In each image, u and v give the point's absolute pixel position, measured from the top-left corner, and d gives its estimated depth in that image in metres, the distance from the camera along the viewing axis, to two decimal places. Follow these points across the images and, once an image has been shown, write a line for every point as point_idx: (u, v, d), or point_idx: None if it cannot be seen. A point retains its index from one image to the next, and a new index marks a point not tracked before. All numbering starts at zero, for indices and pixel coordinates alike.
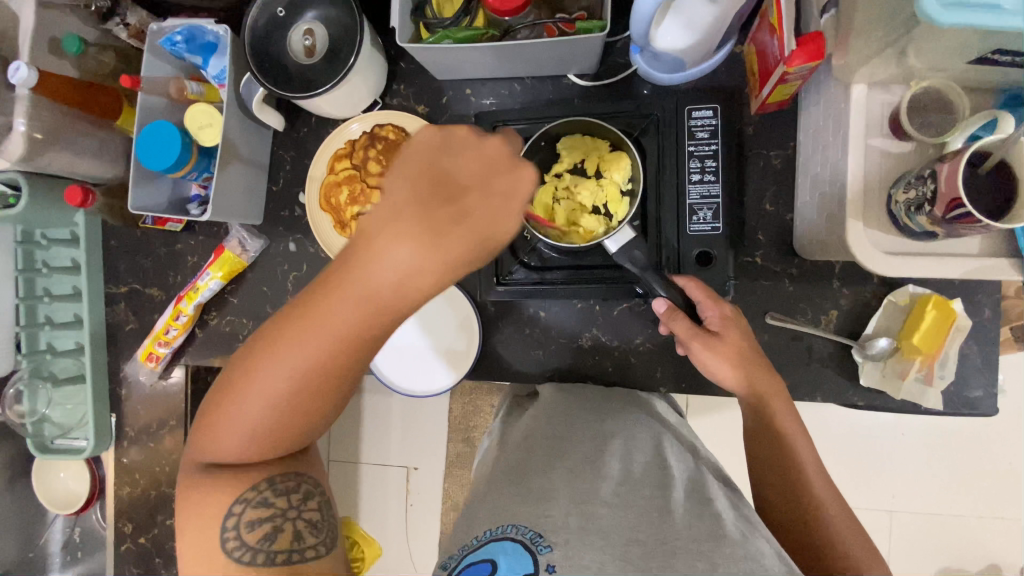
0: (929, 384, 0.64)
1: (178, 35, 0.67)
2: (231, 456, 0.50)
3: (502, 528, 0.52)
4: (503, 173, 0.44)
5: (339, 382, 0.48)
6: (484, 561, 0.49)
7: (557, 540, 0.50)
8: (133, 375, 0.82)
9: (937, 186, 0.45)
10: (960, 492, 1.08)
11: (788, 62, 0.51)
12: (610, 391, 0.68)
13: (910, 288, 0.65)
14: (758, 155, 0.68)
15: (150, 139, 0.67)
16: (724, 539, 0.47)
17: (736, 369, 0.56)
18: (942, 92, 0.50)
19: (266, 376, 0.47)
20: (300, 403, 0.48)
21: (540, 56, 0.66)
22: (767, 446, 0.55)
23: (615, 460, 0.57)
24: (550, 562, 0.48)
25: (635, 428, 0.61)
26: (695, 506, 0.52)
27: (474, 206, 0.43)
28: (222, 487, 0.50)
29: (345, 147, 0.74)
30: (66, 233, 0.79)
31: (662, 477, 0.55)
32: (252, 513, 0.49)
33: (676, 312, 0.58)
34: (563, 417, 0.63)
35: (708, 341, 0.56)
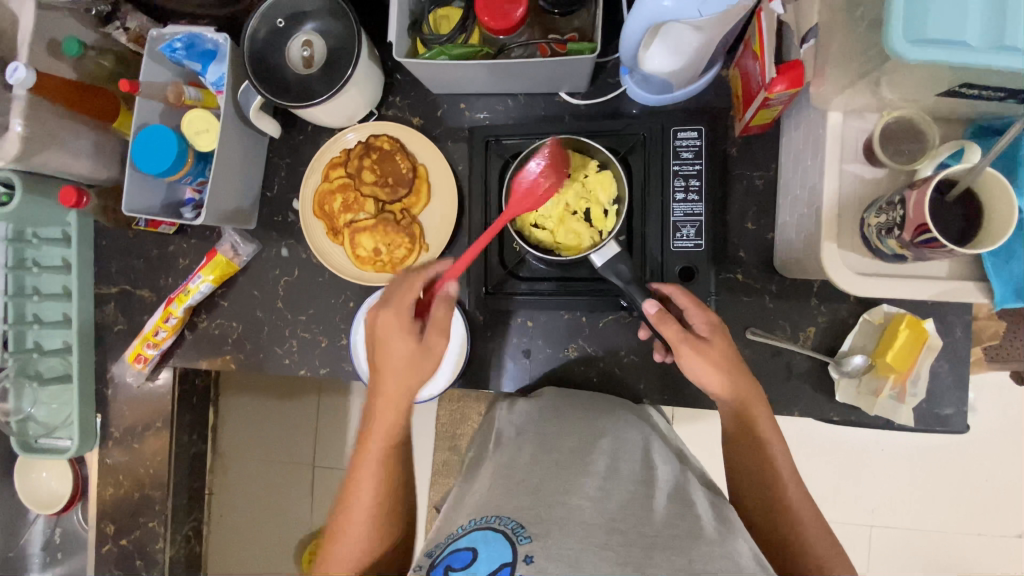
0: (902, 401, 0.65)
1: (178, 41, 0.69)
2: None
3: (485, 518, 0.52)
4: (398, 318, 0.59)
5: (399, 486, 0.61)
6: (465, 550, 0.49)
7: (537, 533, 0.49)
8: (120, 376, 0.82)
9: (905, 212, 0.47)
10: (937, 508, 1.10)
11: (771, 88, 0.53)
12: (595, 396, 0.70)
13: (884, 307, 0.67)
14: (742, 176, 0.70)
15: (146, 143, 0.68)
16: (700, 537, 0.49)
17: (722, 375, 0.57)
18: (914, 122, 0.52)
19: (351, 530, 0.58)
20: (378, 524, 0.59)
21: (532, 74, 0.68)
22: (750, 454, 0.57)
23: (602, 460, 0.59)
24: (528, 553, 0.47)
25: (624, 429, 0.64)
26: (677, 506, 0.54)
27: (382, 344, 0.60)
28: None
29: (340, 155, 0.76)
30: (58, 233, 0.80)
31: (648, 476, 0.58)
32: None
33: (665, 315, 0.57)
34: (552, 419, 0.65)
35: (697, 345, 0.57)
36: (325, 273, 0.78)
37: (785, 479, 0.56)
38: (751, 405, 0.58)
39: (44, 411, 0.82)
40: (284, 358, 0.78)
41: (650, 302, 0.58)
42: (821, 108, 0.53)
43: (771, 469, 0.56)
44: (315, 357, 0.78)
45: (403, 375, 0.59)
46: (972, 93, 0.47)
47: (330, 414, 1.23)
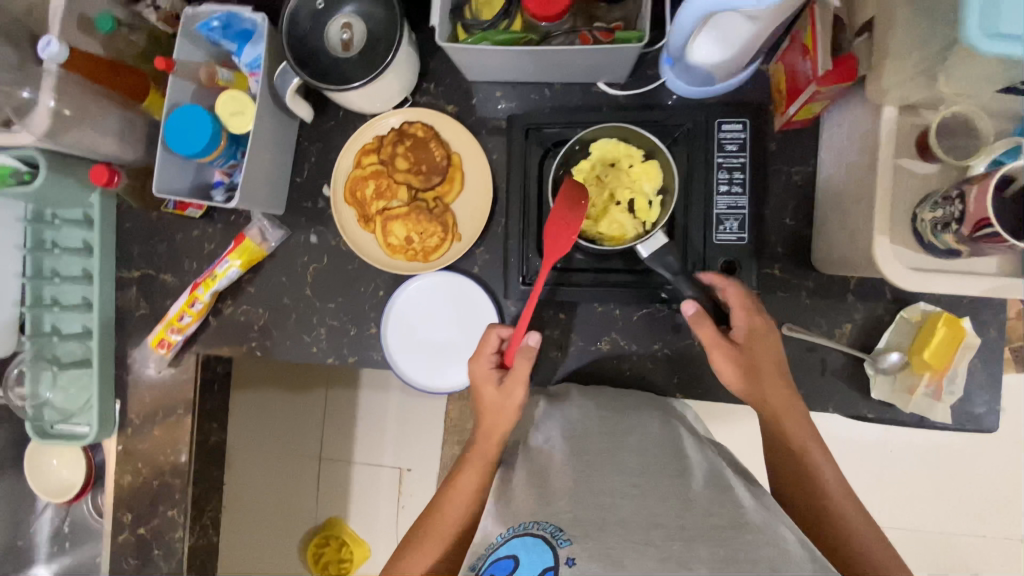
0: (938, 399, 0.65)
1: (216, 19, 0.68)
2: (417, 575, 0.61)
3: (524, 524, 0.50)
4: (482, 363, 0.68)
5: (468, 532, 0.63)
6: (506, 558, 0.46)
7: (576, 534, 0.47)
8: (141, 362, 0.80)
9: (964, 207, 0.48)
10: (947, 509, 1.11)
11: (821, 81, 0.54)
12: (625, 395, 0.69)
13: (921, 305, 0.67)
14: (780, 171, 0.70)
15: (180, 122, 0.66)
16: (745, 526, 0.47)
17: (743, 378, 0.60)
18: (968, 119, 0.52)
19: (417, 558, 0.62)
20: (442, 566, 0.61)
21: (574, 63, 0.67)
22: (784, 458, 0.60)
23: (631, 455, 0.57)
24: (570, 556, 0.45)
25: (656, 426, 0.62)
26: (716, 495, 0.52)
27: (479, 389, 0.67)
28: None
29: (374, 141, 0.75)
30: (79, 215, 0.78)
31: (679, 466, 0.55)
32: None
33: (701, 316, 0.61)
34: (581, 415, 0.63)
35: (727, 348, 0.60)
36: (355, 261, 0.77)
37: (834, 494, 0.57)
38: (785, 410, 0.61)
39: (61, 396, 0.80)
40: (311, 346, 0.77)
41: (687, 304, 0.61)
42: (875, 103, 0.53)
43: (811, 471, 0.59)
44: (343, 345, 0.77)
45: (492, 425, 0.66)
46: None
47: (342, 407, 1.22)
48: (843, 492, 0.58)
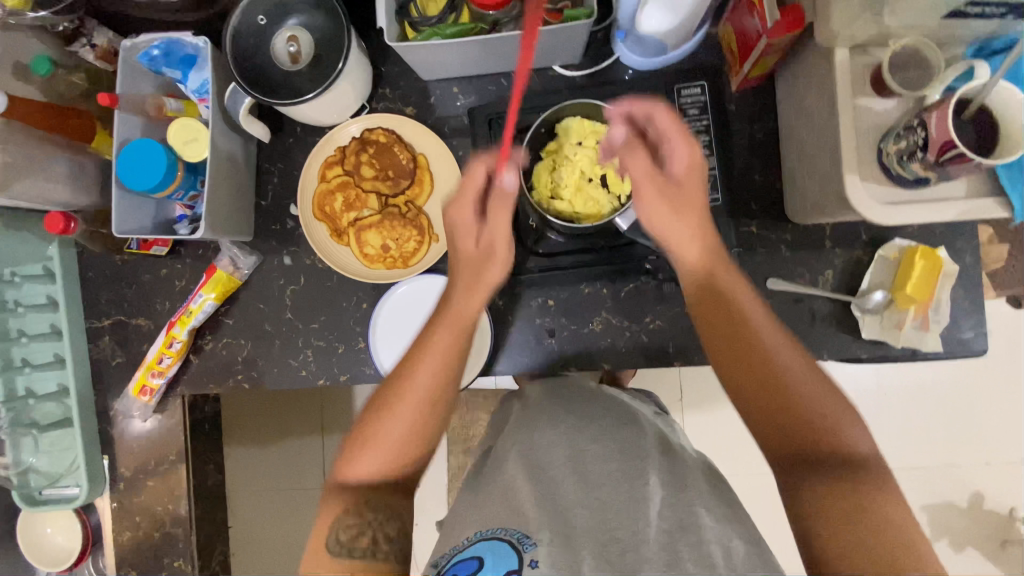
0: (925, 329, 0.66)
1: (155, 48, 0.65)
2: (387, 446, 0.58)
3: (491, 529, 0.53)
4: (470, 196, 0.60)
5: (449, 392, 0.60)
6: (472, 558, 0.50)
7: (542, 538, 0.51)
8: (124, 412, 0.77)
9: (927, 133, 0.48)
10: (940, 444, 1.14)
11: (771, 34, 0.55)
12: (591, 391, 0.71)
13: (897, 241, 0.68)
14: (743, 130, 0.71)
15: (132, 158, 0.64)
16: (692, 530, 0.51)
17: (693, 225, 0.57)
18: (920, 52, 0.53)
19: (395, 418, 0.58)
20: (422, 428, 0.59)
21: (527, 48, 0.67)
22: (729, 344, 0.56)
23: (597, 462, 0.59)
24: (533, 558, 0.49)
25: (617, 427, 0.64)
26: (669, 498, 0.55)
27: (460, 235, 0.62)
28: (377, 456, 0.58)
29: (335, 153, 0.73)
30: (38, 270, 0.74)
31: (637, 466, 0.58)
32: (345, 526, 0.55)
33: (633, 151, 0.58)
34: (541, 428, 0.64)
35: (661, 182, 0.58)
36: (333, 277, 0.75)
37: (759, 330, 0.56)
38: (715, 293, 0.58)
39: (46, 460, 0.76)
40: (300, 369, 0.75)
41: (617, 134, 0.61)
42: (825, 47, 0.54)
43: (759, 350, 0.56)
44: (332, 364, 0.75)
45: (479, 287, 0.61)
46: (975, 11, 0.49)
47: None
48: (799, 363, 0.55)
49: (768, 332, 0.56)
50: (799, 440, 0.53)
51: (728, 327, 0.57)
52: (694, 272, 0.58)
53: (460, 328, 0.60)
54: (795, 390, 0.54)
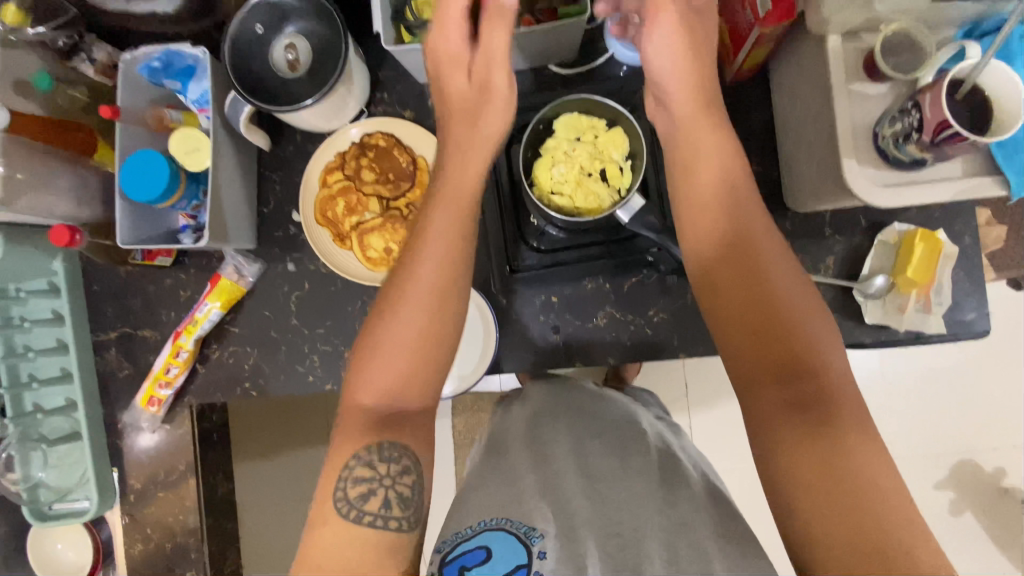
0: (929, 311, 0.67)
1: (155, 60, 0.66)
2: (395, 361, 0.56)
3: (496, 519, 0.57)
4: (457, 108, 0.64)
5: (453, 298, 0.58)
6: (479, 548, 0.55)
7: (547, 531, 0.57)
8: (134, 423, 0.77)
9: (922, 114, 0.49)
10: (938, 428, 1.20)
11: (762, 23, 0.56)
12: (591, 394, 0.75)
13: (895, 226, 0.69)
14: (739, 121, 0.71)
15: (135, 170, 0.65)
16: (687, 527, 0.57)
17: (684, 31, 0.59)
18: (910, 34, 0.54)
19: (398, 326, 0.57)
20: (432, 328, 0.57)
21: (522, 48, 0.68)
22: (721, 254, 0.55)
23: (600, 456, 0.65)
24: (542, 550, 0.56)
25: (619, 427, 0.70)
26: (664, 493, 0.61)
27: (452, 147, 0.64)
28: (388, 368, 0.56)
29: (335, 159, 0.74)
30: (44, 284, 0.75)
31: (636, 463, 0.64)
32: (361, 454, 0.54)
33: None
34: (547, 425, 0.70)
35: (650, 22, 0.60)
36: (338, 281, 0.75)
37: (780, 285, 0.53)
38: (708, 214, 0.57)
39: (55, 474, 0.76)
40: (307, 375, 0.75)
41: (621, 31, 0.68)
42: (818, 34, 0.55)
43: (752, 262, 0.54)
44: (339, 369, 0.75)
45: (467, 186, 0.61)
46: None
47: None
48: (790, 281, 0.54)
49: (765, 241, 0.55)
50: (776, 360, 0.51)
51: (722, 239, 0.56)
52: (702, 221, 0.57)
53: (455, 236, 0.59)
54: (782, 307, 0.52)
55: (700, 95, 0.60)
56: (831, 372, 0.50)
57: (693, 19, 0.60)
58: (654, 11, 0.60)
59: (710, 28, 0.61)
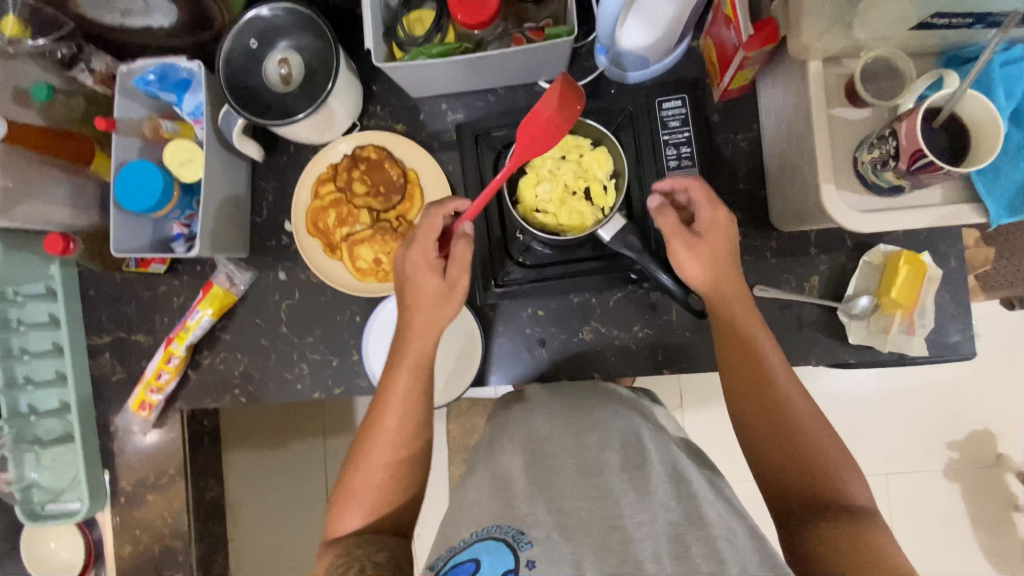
0: (912, 333, 0.67)
1: (151, 73, 0.67)
2: (370, 475, 0.58)
3: (486, 528, 0.52)
4: (418, 257, 0.62)
5: (419, 431, 0.60)
6: (467, 562, 0.48)
7: (537, 536, 0.49)
8: (125, 427, 0.79)
9: (899, 142, 0.49)
10: (922, 446, 1.21)
11: (746, 47, 0.56)
12: (592, 390, 0.71)
13: (881, 247, 0.69)
14: (726, 140, 0.72)
15: (130, 179, 0.66)
16: (700, 523, 0.50)
17: (718, 255, 0.60)
18: (889, 61, 0.54)
19: (368, 461, 0.59)
20: (399, 440, 0.59)
21: (510, 66, 0.69)
22: (747, 384, 0.58)
23: (593, 450, 0.58)
24: (530, 559, 0.47)
25: (614, 423, 0.63)
26: (675, 489, 0.53)
27: (416, 287, 0.62)
28: (365, 482, 0.58)
29: (328, 170, 0.75)
30: (40, 288, 0.76)
31: (640, 458, 0.56)
32: (336, 563, 0.52)
33: (664, 207, 0.61)
34: (541, 427, 0.63)
35: (688, 239, 0.60)
36: (327, 291, 0.77)
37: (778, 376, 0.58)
38: (723, 321, 0.60)
39: (48, 475, 0.78)
40: (295, 382, 0.76)
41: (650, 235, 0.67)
42: (799, 59, 0.55)
43: (776, 395, 0.57)
44: (327, 377, 0.76)
45: (429, 323, 0.61)
46: (941, 22, 0.49)
47: None
48: (812, 412, 0.57)
49: (783, 375, 0.58)
50: (804, 486, 0.54)
51: (746, 368, 0.59)
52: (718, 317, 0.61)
53: (418, 369, 0.61)
54: (792, 413, 0.57)
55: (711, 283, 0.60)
56: (853, 499, 0.53)
57: (704, 245, 0.60)
58: (669, 236, 0.60)
59: (719, 244, 0.61)
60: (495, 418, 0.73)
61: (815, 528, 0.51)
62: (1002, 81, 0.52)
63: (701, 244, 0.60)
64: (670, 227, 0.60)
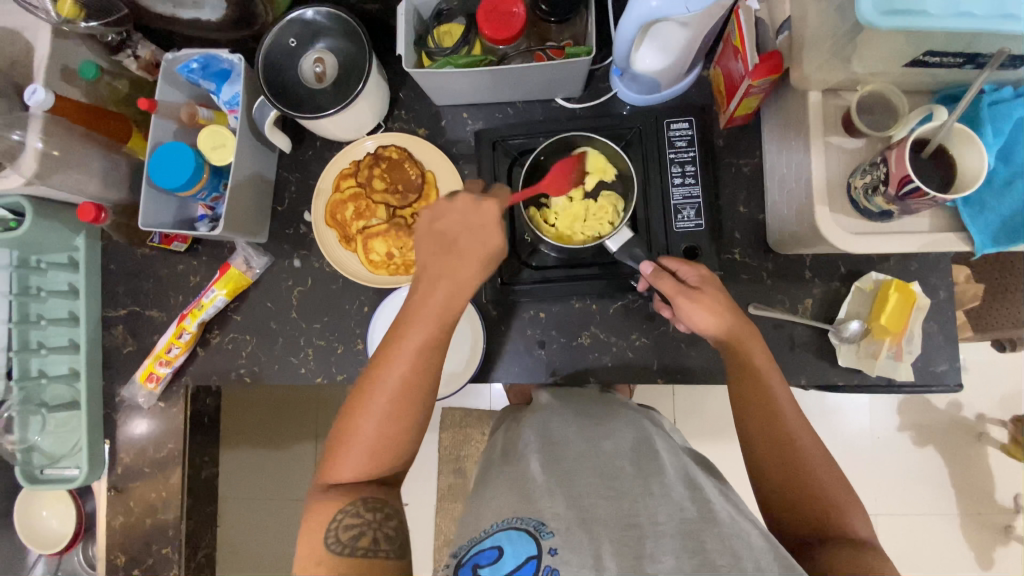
0: (900, 359, 0.69)
1: (194, 62, 0.72)
2: (369, 439, 0.56)
3: (508, 519, 0.55)
4: (477, 214, 0.60)
5: (428, 395, 0.58)
6: (491, 548, 0.52)
7: (558, 527, 0.52)
8: (130, 399, 0.80)
9: (888, 168, 0.53)
10: (905, 487, 1.22)
11: (751, 76, 0.60)
12: (606, 398, 0.72)
13: (873, 274, 0.72)
14: (730, 164, 0.76)
15: (164, 159, 0.70)
16: (713, 521, 0.51)
17: (716, 317, 0.60)
18: (885, 95, 0.59)
19: (371, 411, 0.56)
20: (403, 411, 0.56)
21: (531, 80, 0.73)
22: (761, 423, 0.59)
23: (606, 459, 0.60)
24: (552, 546, 0.51)
25: (623, 429, 0.65)
26: (689, 492, 0.55)
27: (467, 244, 0.60)
28: (365, 444, 0.56)
29: (351, 165, 0.78)
30: (64, 259, 0.80)
31: (655, 465, 0.59)
32: (346, 523, 0.53)
33: (660, 272, 0.63)
34: (557, 427, 0.66)
35: (690, 295, 0.61)
36: (338, 280, 0.80)
37: (783, 404, 0.59)
38: (745, 344, 0.61)
39: (50, 439, 0.79)
40: (299, 366, 0.79)
41: (643, 278, 0.69)
42: (801, 89, 0.60)
43: (784, 429, 0.58)
44: (331, 363, 0.78)
45: (456, 287, 0.58)
46: (933, 60, 0.52)
47: None
48: (818, 450, 0.58)
49: (793, 413, 0.59)
50: (812, 516, 0.55)
51: (759, 403, 0.59)
52: (745, 339, 0.61)
53: (443, 325, 0.58)
54: (797, 444, 0.58)
55: (733, 331, 0.61)
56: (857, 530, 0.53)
57: (703, 295, 0.61)
58: (672, 296, 0.62)
59: (717, 292, 0.62)
60: (511, 424, 0.76)
61: (823, 555, 0.52)
62: (990, 119, 0.55)
63: (700, 294, 0.61)
64: (670, 288, 0.62)
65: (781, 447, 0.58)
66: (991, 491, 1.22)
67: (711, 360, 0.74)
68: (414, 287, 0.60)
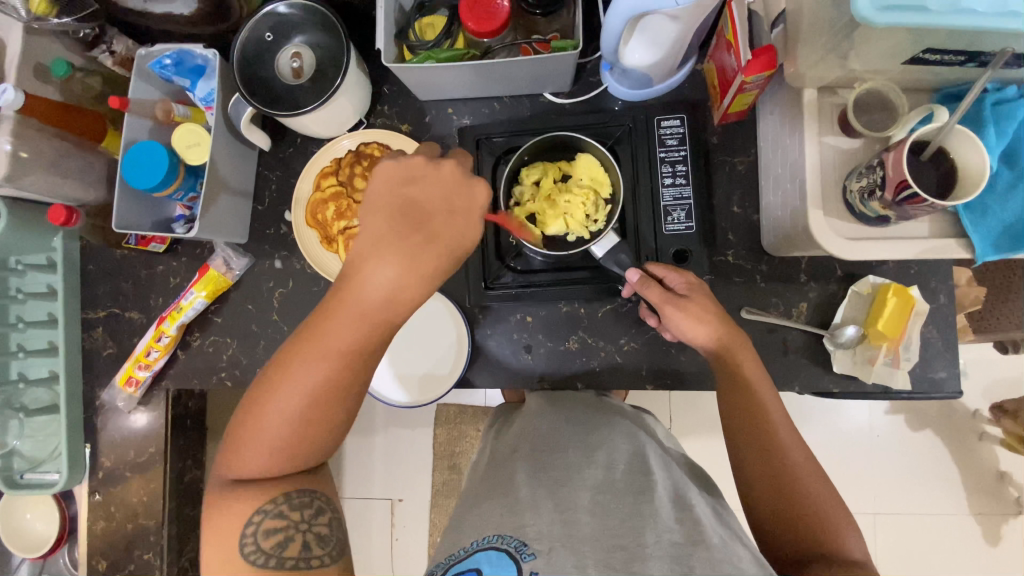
0: (896, 366, 0.67)
1: (167, 57, 0.69)
2: (283, 425, 0.52)
3: (488, 538, 0.53)
4: (459, 194, 0.55)
5: (354, 388, 0.54)
6: (471, 570, 0.49)
7: (541, 548, 0.51)
8: (110, 402, 0.79)
9: (885, 172, 0.50)
10: (905, 488, 1.20)
11: (746, 71, 0.57)
12: (592, 404, 0.70)
13: (871, 278, 0.69)
14: (723, 162, 0.73)
15: (136, 159, 0.67)
16: (704, 544, 0.49)
17: (705, 326, 0.58)
18: (883, 94, 0.56)
19: (287, 394, 0.52)
20: (322, 401, 0.53)
21: (518, 74, 0.70)
22: (749, 434, 0.57)
23: (593, 473, 0.59)
24: (533, 570, 0.49)
25: (614, 439, 0.63)
26: (681, 511, 0.53)
27: (440, 225, 0.54)
28: (279, 431, 0.52)
29: (332, 164, 0.76)
30: (42, 259, 0.77)
31: (644, 481, 0.57)
32: (267, 522, 0.52)
33: (647, 280, 0.61)
34: (545, 436, 0.65)
35: (679, 303, 0.59)
36: (320, 283, 0.78)
37: (773, 417, 0.58)
38: (738, 356, 0.59)
39: (30, 442, 0.78)
40: None
41: (628, 285, 0.66)
42: (795, 86, 0.57)
43: (774, 442, 0.57)
44: None
45: (404, 275, 0.53)
46: (934, 58, 0.49)
47: None
48: (809, 466, 0.56)
49: (785, 428, 0.58)
50: (796, 532, 0.53)
51: (746, 413, 0.58)
52: (735, 348, 0.59)
53: (388, 315, 0.53)
54: (787, 458, 0.56)
55: (723, 344, 0.59)
56: (846, 549, 0.51)
57: (692, 304, 0.59)
58: (659, 306, 0.60)
59: (704, 300, 0.60)
60: (498, 430, 0.74)
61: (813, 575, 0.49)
62: (993, 119, 0.52)
63: (689, 303, 0.59)
64: (658, 297, 0.60)
65: (770, 462, 0.56)
66: (990, 492, 1.20)
67: (702, 365, 0.72)
68: (357, 262, 0.53)
